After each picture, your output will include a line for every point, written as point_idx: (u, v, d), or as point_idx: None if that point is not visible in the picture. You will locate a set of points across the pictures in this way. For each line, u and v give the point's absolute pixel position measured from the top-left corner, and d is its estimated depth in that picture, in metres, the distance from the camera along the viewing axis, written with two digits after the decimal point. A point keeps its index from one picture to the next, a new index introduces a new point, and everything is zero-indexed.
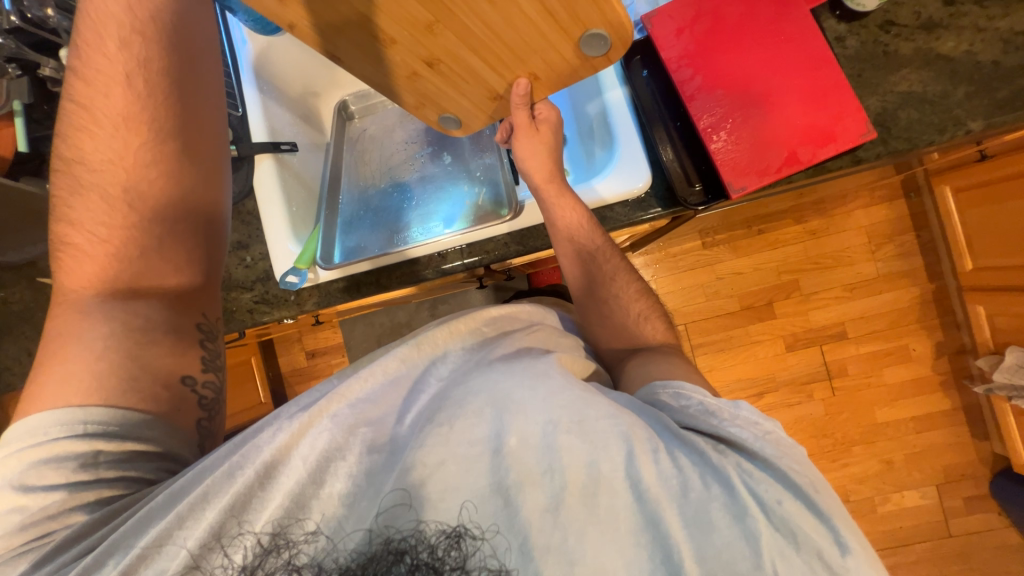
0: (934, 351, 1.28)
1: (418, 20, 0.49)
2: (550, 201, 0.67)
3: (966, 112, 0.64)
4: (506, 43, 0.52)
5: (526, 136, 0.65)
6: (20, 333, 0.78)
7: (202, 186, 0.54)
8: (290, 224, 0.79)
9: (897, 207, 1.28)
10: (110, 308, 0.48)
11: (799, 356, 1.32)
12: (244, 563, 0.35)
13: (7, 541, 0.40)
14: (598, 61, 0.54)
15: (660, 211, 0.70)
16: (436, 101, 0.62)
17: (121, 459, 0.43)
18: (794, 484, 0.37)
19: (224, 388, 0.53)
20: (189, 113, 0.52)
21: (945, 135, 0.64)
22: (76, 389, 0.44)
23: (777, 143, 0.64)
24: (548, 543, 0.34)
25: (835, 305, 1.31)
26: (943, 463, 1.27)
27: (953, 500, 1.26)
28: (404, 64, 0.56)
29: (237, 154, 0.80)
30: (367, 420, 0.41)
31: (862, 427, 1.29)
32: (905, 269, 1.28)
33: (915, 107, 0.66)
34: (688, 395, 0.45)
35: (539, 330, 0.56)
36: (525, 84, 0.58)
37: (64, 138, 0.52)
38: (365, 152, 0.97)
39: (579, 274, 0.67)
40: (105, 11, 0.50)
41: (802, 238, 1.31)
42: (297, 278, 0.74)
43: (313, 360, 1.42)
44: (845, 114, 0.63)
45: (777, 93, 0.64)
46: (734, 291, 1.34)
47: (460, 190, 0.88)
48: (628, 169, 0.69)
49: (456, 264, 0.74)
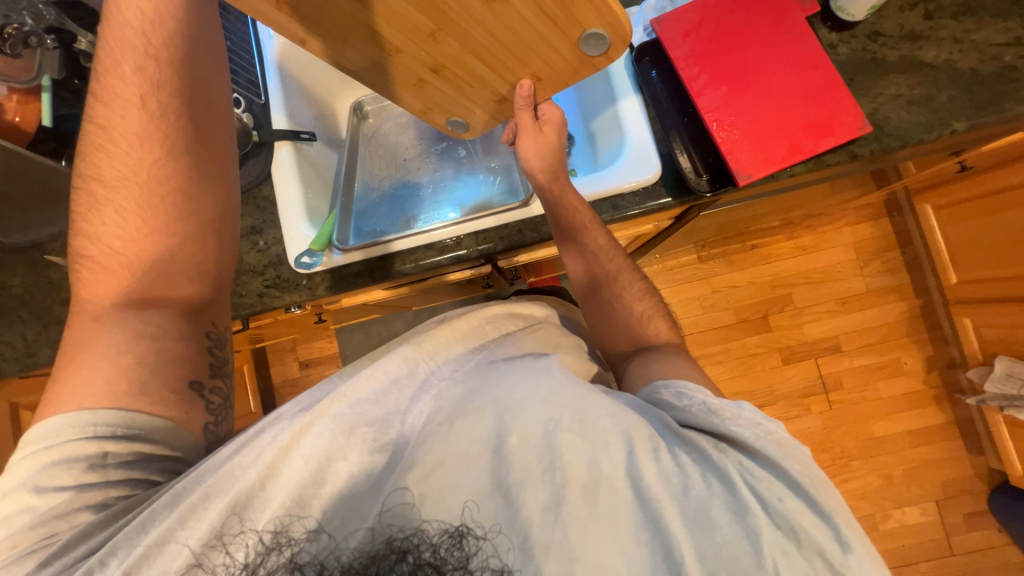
0: (925, 365, 1.30)
1: (420, 28, 0.50)
2: (556, 205, 0.67)
3: (950, 112, 0.66)
4: (507, 47, 0.53)
5: (531, 138, 0.65)
6: (17, 318, 0.76)
7: (211, 186, 0.54)
8: (306, 210, 0.80)
9: (882, 225, 1.32)
10: (124, 314, 0.48)
11: (795, 368, 1.33)
12: (245, 561, 0.34)
13: (18, 539, 0.39)
14: (598, 61, 0.55)
15: (671, 200, 0.70)
16: (444, 106, 0.63)
17: (128, 461, 0.43)
18: (795, 482, 0.37)
19: (232, 394, 0.52)
20: (199, 112, 0.53)
21: (931, 134, 0.66)
22: (87, 393, 0.44)
23: (778, 137, 0.64)
24: (549, 541, 0.34)
25: (827, 318, 1.33)
26: (941, 477, 1.27)
27: (953, 517, 1.26)
28: (410, 71, 0.57)
29: (258, 140, 0.81)
30: (368, 420, 0.41)
31: (860, 441, 1.30)
32: (892, 284, 1.31)
33: (903, 108, 0.67)
34: (690, 394, 0.45)
35: (542, 330, 0.57)
36: (528, 85, 0.59)
37: (83, 157, 0.52)
38: (378, 149, 0.96)
39: (581, 274, 0.69)
40: (121, 31, 0.51)
41: (794, 253, 1.34)
42: (310, 260, 0.75)
43: (306, 370, 1.41)
44: (841, 110, 0.64)
45: (777, 91, 0.66)
46: (730, 304, 1.35)
47: (474, 182, 0.89)
48: (637, 160, 0.70)
49: (472, 250, 0.74)
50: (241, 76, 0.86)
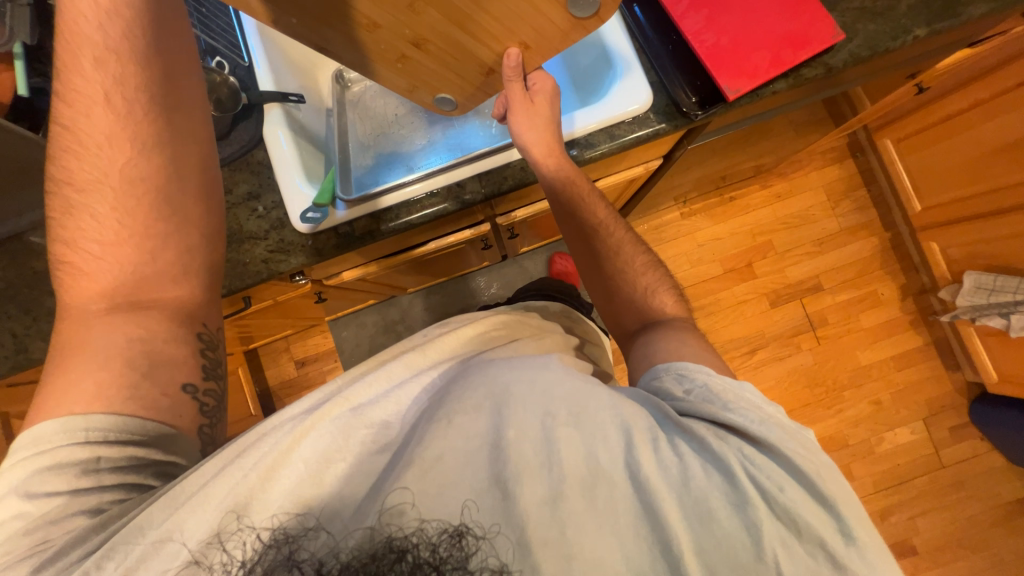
0: (900, 293, 1.36)
1: (400, 1, 0.46)
2: (550, 176, 0.64)
3: (911, 20, 0.64)
4: (491, 13, 0.49)
5: (524, 112, 0.62)
6: (4, 313, 0.73)
7: (189, 184, 0.52)
8: (302, 167, 0.76)
9: (848, 164, 1.40)
10: (111, 319, 0.48)
11: (784, 311, 1.37)
12: (243, 559, 0.34)
13: (11, 545, 0.39)
14: (589, 22, 0.50)
15: (663, 125, 0.68)
16: (428, 82, 0.60)
17: (123, 465, 0.43)
18: (799, 471, 0.37)
19: (225, 397, 0.53)
20: (171, 100, 0.51)
21: (896, 42, 0.64)
22: (78, 397, 0.44)
23: (760, 51, 0.64)
24: (548, 538, 0.34)
25: (808, 260, 1.38)
26: (927, 397, 1.34)
27: (941, 432, 1.32)
28: (391, 47, 0.53)
29: (248, 102, 0.77)
30: (368, 421, 0.41)
31: (849, 370, 1.35)
32: (864, 221, 1.38)
33: (869, 20, 0.65)
34: (692, 376, 0.45)
35: (547, 338, 0.60)
36: (516, 55, 0.56)
37: (53, 161, 0.50)
38: (366, 113, 0.92)
39: (581, 249, 0.68)
40: (75, 22, 0.48)
41: (770, 201, 1.40)
42: (317, 215, 0.71)
43: (303, 368, 1.42)
44: (817, 18, 0.64)
45: (756, 7, 0.66)
46: (716, 257, 1.39)
47: (470, 129, 0.86)
48: (632, 87, 0.67)
49: (477, 194, 0.73)
50: (222, 39, 0.82)
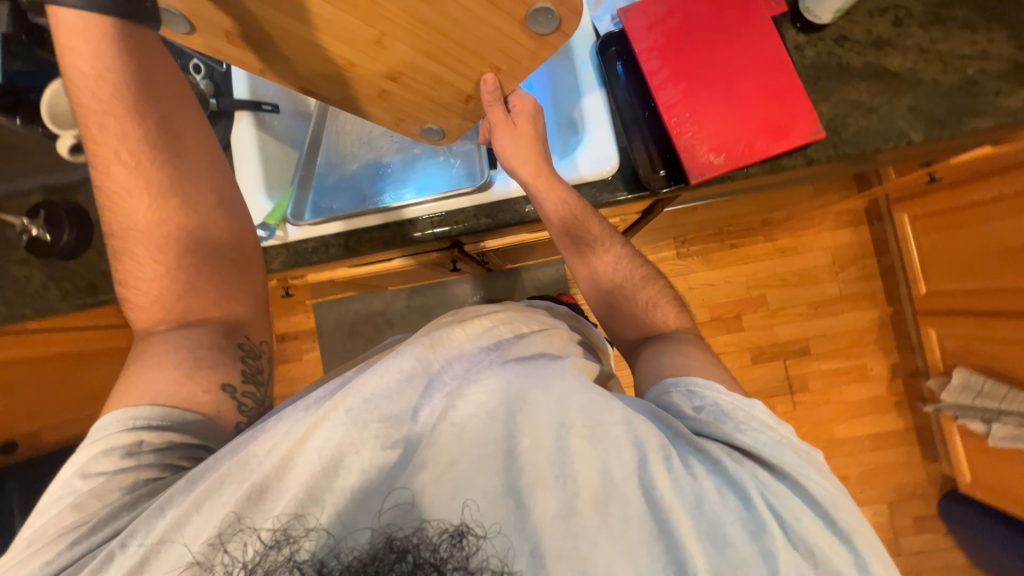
0: (889, 372, 1.38)
1: (366, 38, 0.49)
2: (539, 196, 0.65)
3: (908, 123, 0.67)
4: (455, 40, 0.49)
5: (506, 135, 0.63)
6: None
7: (171, 166, 0.52)
8: (264, 181, 0.81)
9: (861, 231, 1.40)
10: (168, 334, 0.50)
11: (763, 369, 1.40)
12: (246, 560, 0.33)
13: (58, 521, 0.39)
14: (553, 38, 0.48)
15: (627, 194, 0.71)
16: (412, 115, 0.64)
17: (161, 448, 0.43)
18: (814, 500, 0.37)
19: (265, 402, 0.52)
20: (151, 78, 0.50)
21: (888, 143, 0.67)
22: (133, 393, 0.45)
23: (735, 136, 0.66)
24: (560, 550, 0.33)
25: (801, 320, 1.40)
26: (899, 481, 1.35)
27: (904, 519, 1.34)
28: (370, 84, 0.57)
29: (215, 108, 0.78)
30: (381, 415, 0.38)
31: (819, 441, 1.37)
32: (867, 291, 1.39)
33: (864, 116, 0.68)
34: (702, 393, 0.45)
35: (555, 334, 0.56)
36: (491, 80, 0.56)
37: None
38: (346, 123, 0.88)
39: (587, 275, 0.69)
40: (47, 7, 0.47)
41: (773, 255, 1.41)
42: (264, 233, 0.73)
43: (281, 343, 1.39)
44: (798, 113, 0.66)
45: (737, 88, 0.67)
46: (705, 303, 1.42)
47: (435, 166, 0.84)
48: (597, 151, 0.71)
49: (427, 234, 0.72)
50: None
